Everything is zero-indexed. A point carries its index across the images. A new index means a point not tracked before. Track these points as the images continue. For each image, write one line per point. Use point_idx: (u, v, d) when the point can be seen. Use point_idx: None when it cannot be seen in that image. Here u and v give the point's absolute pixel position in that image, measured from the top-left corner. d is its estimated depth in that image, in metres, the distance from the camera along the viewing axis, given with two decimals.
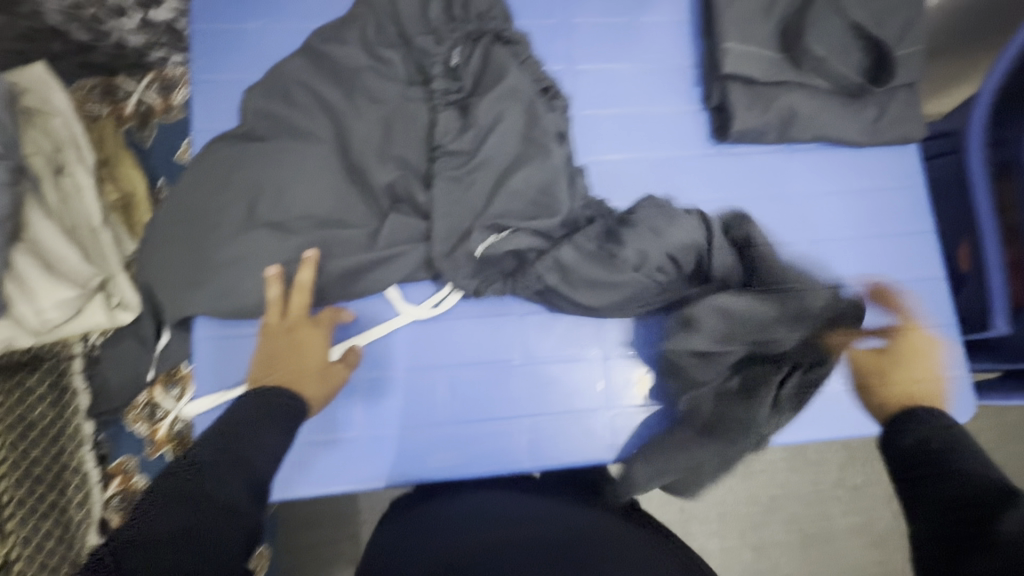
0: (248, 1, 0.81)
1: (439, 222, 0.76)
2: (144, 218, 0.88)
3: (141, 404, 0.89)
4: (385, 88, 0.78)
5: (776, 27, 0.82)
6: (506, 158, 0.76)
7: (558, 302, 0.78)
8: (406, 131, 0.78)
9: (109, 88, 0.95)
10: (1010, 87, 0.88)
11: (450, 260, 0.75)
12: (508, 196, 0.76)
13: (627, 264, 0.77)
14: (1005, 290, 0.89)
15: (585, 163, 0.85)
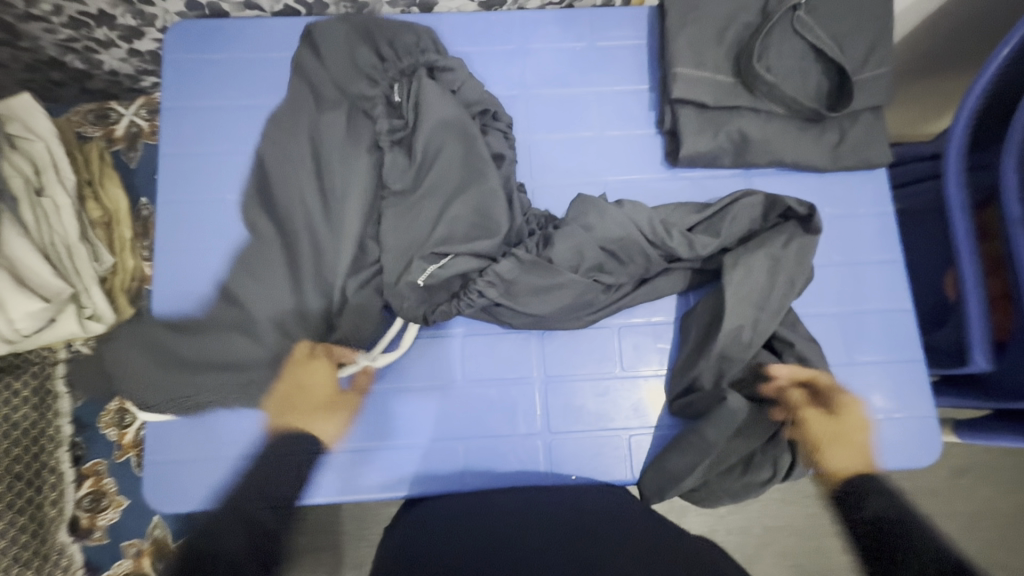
0: (214, 32, 0.86)
1: (388, 255, 0.77)
2: (124, 235, 0.95)
3: (113, 409, 0.94)
4: (334, 116, 0.81)
5: (729, 51, 0.81)
6: (448, 186, 0.77)
7: (504, 317, 0.77)
8: (351, 156, 0.80)
9: (103, 112, 1.03)
10: (991, 109, 0.84)
11: (394, 293, 0.75)
12: (445, 224, 0.76)
13: (565, 265, 0.76)
14: (984, 323, 0.83)
15: (535, 186, 0.85)
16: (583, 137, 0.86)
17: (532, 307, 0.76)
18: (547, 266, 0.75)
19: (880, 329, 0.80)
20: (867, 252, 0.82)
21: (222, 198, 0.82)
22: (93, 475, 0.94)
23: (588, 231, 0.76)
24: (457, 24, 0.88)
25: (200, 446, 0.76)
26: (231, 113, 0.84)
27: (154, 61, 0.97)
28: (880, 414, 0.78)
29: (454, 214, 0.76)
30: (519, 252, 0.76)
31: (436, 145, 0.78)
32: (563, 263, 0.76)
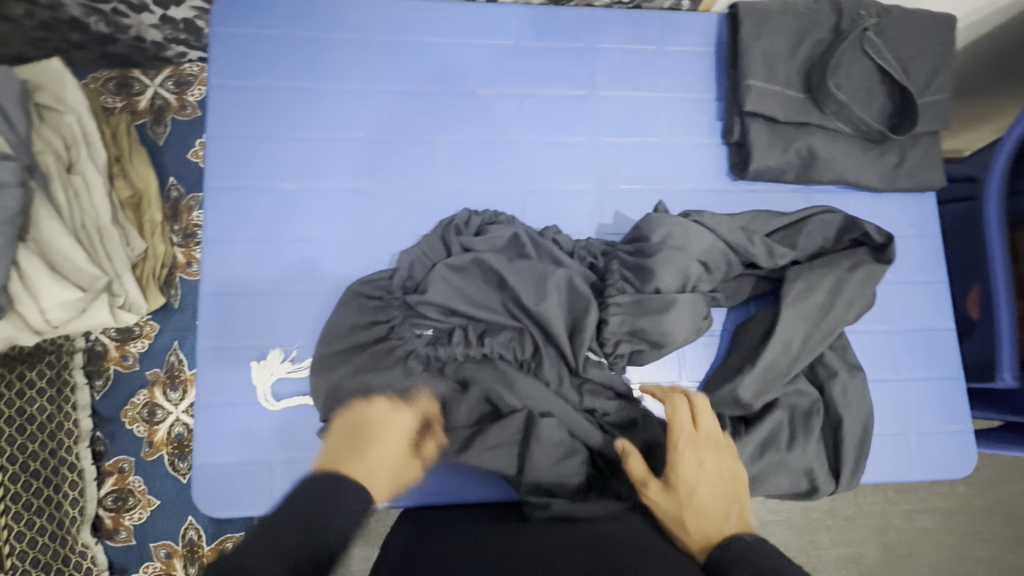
0: (268, 6, 0.79)
1: (487, 361, 0.72)
2: (155, 217, 0.88)
3: (141, 403, 0.88)
4: (385, 138, 0.80)
5: (800, 67, 0.81)
6: (503, 264, 0.73)
7: (634, 355, 0.73)
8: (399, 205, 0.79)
9: (125, 81, 0.95)
10: None
11: (529, 391, 0.71)
12: (547, 322, 0.72)
13: (670, 290, 0.72)
14: (1014, 343, 0.87)
15: (602, 191, 0.83)
16: (648, 142, 0.85)
17: (669, 336, 0.71)
18: (656, 298, 0.71)
19: (922, 346, 0.84)
20: (913, 272, 0.86)
21: (275, 188, 0.77)
22: (116, 472, 0.88)
23: (684, 250, 0.73)
24: (526, 17, 0.85)
25: (260, 447, 0.72)
26: (284, 95, 0.78)
27: (188, 30, 0.90)
28: (920, 427, 0.82)
29: (551, 309, 0.71)
30: (615, 297, 0.72)
31: (482, 262, 0.73)
32: (667, 287, 0.72)
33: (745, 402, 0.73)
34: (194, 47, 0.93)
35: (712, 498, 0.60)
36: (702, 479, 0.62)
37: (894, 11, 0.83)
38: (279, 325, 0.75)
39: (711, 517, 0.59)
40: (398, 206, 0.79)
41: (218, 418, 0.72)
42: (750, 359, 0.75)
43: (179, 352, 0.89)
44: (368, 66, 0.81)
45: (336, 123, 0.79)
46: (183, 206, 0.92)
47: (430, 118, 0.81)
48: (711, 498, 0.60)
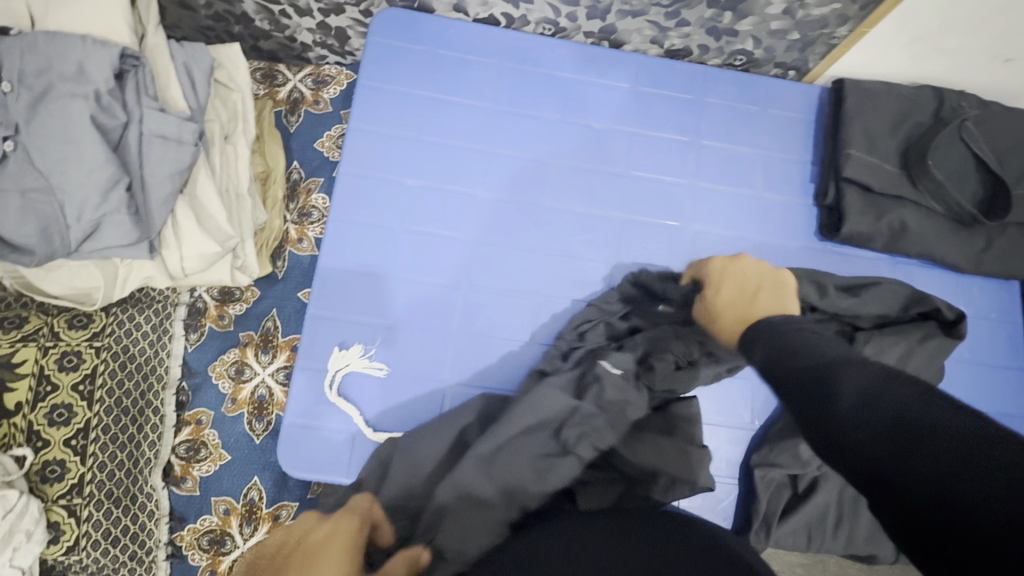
0: (421, 27, 0.89)
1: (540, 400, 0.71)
2: (277, 194, 0.96)
3: (230, 361, 0.94)
4: (500, 152, 0.87)
5: (899, 144, 0.86)
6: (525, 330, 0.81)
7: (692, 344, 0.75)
8: (507, 217, 0.85)
9: (270, 73, 1.06)
10: None
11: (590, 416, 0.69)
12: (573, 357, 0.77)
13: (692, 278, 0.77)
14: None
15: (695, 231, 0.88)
16: (744, 194, 0.90)
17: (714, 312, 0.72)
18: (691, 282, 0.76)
19: None
20: (991, 356, 0.86)
21: (400, 183, 0.84)
22: (193, 423, 0.92)
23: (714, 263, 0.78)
24: (644, 66, 0.92)
25: (346, 416, 0.76)
26: (421, 103, 0.87)
27: (337, 37, 1.00)
28: None
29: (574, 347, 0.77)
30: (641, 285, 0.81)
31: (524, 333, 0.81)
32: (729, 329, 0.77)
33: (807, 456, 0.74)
34: (336, 52, 1.04)
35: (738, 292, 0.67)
36: (736, 286, 0.69)
37: (993, 107, 0.88)
38: (381, 308, 0.80)
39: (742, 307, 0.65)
40: (504, 215, 0.85)
41: (315, 381, 0.77)
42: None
43: (276, 319, 0.95)
44: (498, 89, 0.89)
45: (463, 134, 0.87)
46: (301, 188, 0.99)
47: (545, 140, 0.88)
48: (728, 293, 0.68)
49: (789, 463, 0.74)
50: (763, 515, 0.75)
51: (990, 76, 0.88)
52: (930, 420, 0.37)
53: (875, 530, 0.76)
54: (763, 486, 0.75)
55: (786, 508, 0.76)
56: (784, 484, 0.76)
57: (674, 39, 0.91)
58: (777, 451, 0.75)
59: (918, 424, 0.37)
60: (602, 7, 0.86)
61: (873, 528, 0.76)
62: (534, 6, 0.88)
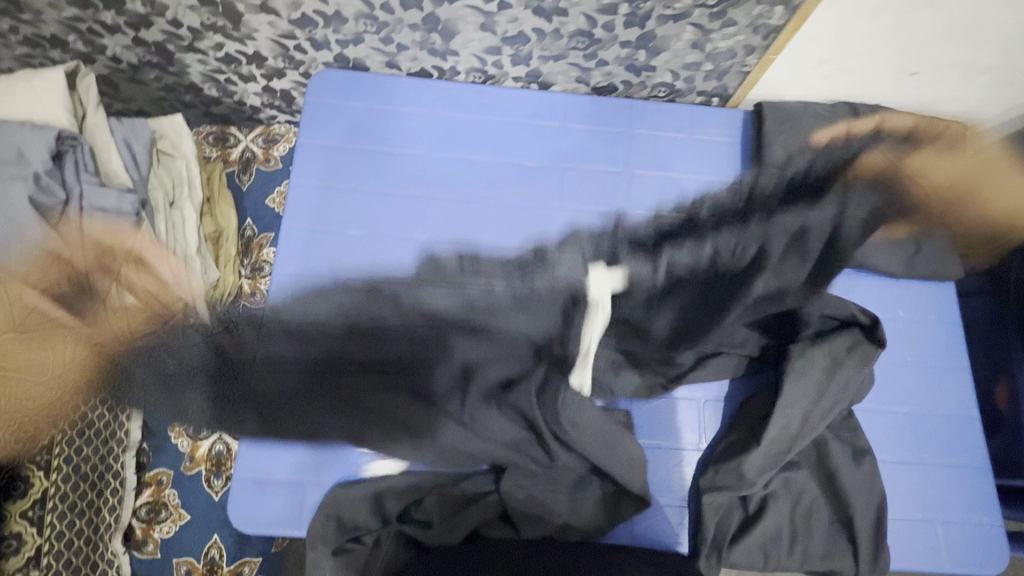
0: (356, 84, 0.94)
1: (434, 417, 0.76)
2: (229, 251, 0.99)
3: (189, 419, 0.95)
4: (438, 196, 0.90)
5: (820, 160, 0.90)
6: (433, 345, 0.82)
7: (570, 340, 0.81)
8: (447, 257, 0.87)
9: (222, 135, 1.10)
10: None
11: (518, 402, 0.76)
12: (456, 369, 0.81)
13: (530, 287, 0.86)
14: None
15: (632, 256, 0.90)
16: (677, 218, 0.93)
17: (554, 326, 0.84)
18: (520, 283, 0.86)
19: (944, 432, 0.84)
20: (933, 357, 0.88)
21: (341, 234, 0.87)
22: (154, 485, 0.92)
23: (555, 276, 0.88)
24: (572, 104, 0.97)
25: (294, 468, 0.77)
26: (360, 155, 0.91)
27: (282, 98, 1.05)
28: (946, 515, 0.80)
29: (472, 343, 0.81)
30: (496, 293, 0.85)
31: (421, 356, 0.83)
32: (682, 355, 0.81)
33: (749, 474, 0.75)
34: (284, 112, 1.08)
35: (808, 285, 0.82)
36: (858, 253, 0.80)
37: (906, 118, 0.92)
38: (325, 359, 0.81)
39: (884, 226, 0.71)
40: (444, 256, 0.88)
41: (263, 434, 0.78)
42: (748, 440, 0.77)
43: None
44: (433, 136, 0.93)
45: (402, 182, 0.90)
46: (254, 244, 1.03)
47: (480, 181, 0.92)
48: None
49: (733, 482, 0.75)
50: (715, 540, 0.75)
51: (899, 90, 0.92)
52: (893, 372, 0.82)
53: (831, 545, 0.76)
54: (713, 511, 0.75)
55: (736, 528, 0.76)
56: (733, 507, 0.76)
57: (598, 78, 0.96)
58: (721, 474, 0.76)
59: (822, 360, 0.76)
60: (524, 54, 0.91)
61: (829, 543, 0.76)
62: (460, 58, 0.92)
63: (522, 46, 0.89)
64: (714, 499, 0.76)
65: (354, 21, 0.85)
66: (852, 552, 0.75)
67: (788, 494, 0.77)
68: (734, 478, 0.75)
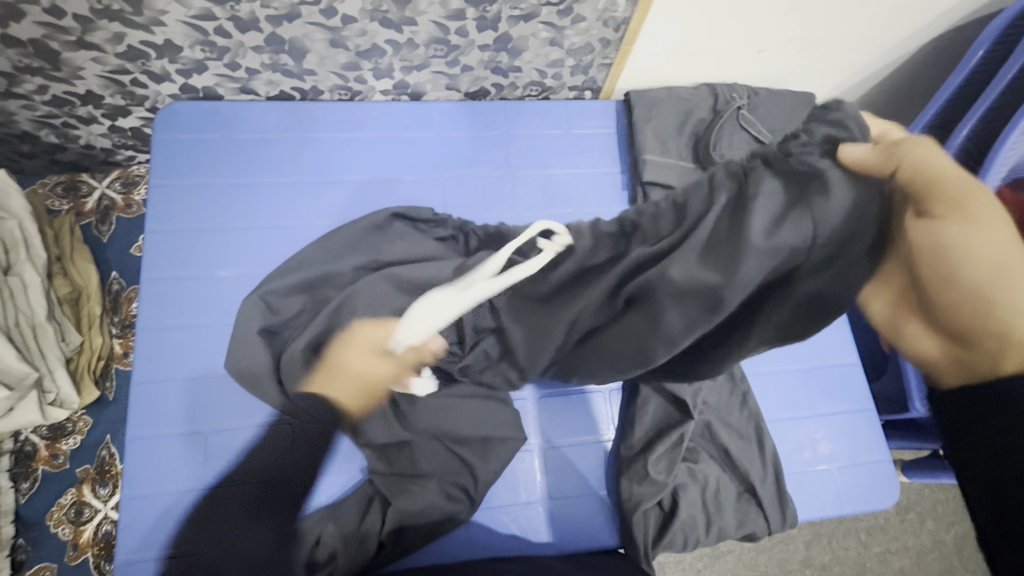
0: (210, 113, 0.88)
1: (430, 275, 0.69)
2: (94, 310, 0.91)
3: (68, 503, 0.85)
4: (316, 222, 0.86)
5: (688, 141, 0.93)
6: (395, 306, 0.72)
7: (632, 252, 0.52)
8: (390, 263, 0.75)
9: (73, 185, 1.00)
10: None
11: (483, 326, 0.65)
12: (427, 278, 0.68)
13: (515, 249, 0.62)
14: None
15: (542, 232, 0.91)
16: (564, 213, 0.93)
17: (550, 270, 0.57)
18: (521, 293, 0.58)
19: (831, 382, 0.90)
20: None
21: (212, 276, 0.81)
22: None
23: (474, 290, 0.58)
24: (445, 111, 0.95)
25: (193, 538, 0.71)
26: (225, 189, 0.85)
27: (136, 137, 0.96)
28: (841, 460, 0.86)
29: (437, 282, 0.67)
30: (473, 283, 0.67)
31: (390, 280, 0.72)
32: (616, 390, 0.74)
33: (654, 474, 0.77)
34: (142, 151, 0.99)
35: (882, 316, 0.39)
36: (966, 252, 0.34)
37: (761, 93, 0.96)
38: (217, 412, 0.76)
39: (906, 295, 0.38)
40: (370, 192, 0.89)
41: (158, 508, 0.72)
42: (655, 435, 0.78)
43: (111, 446, 0.88)
44: (302, 161, 0.89)
45: (271, 214, 0.85)
46: (123, 298, 0.95)
47: (362, 203, 0.88)
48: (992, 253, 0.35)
49: (640, 479, 0.77)
50: (641, 546, 0.76)
51: (752, 66, 0.95)
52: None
53: (742, 514, 0.79)
54: (633, 509, 0.76)
55: (657, 519, 0.78)
56: (651, 507, 0.78)
57: (467, 83, 0.95)
58: (641, 483, 0.77)
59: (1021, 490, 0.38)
60: (384, 67, 0.88)
61: (741, 512, 0.79)
62: (319, 77, 0.88)
63: (380, 59, 0.86)
64: (629, 497, 0.77)
65: (191, 49, 0.79)
66: (762, 516, 0.78)
67: (698, 474, 0.79)
68: (640, 475, 0.78)
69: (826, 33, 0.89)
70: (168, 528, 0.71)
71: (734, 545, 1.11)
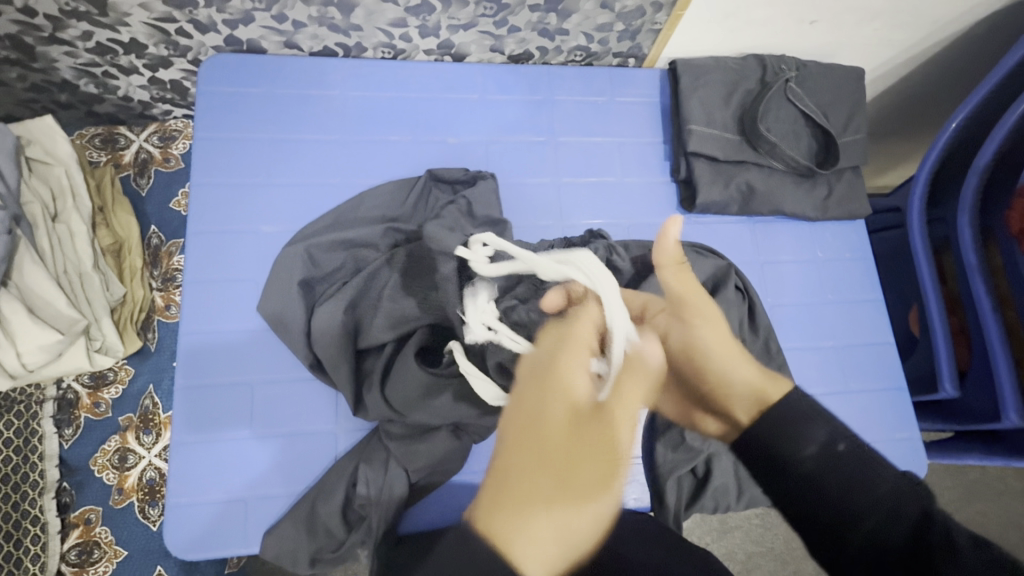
0: (254, 67, 0.87)
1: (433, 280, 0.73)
2: (134, 263, 0.92)
3: (111, 450, 0.87)
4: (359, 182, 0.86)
5: (734, 112, 0.92)
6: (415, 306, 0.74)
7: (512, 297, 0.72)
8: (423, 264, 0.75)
9: (110, 136, 0.99)
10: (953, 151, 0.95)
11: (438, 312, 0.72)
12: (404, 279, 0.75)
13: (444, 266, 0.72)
14: (1014, 381, 0.83)
15: (582, 200, 0.91)
16: (605, 181, 0.93)
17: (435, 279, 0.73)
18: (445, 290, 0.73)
19: (862, 361, 0.90)
20: (850, 292, 0.94)
21: (257, 231, 0.82)
22: (82, 524, 0.83)
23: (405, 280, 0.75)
24: (489, 74, 0.94)
25: (240, 482, 0.73)
26: (267, 145, 0.85)
27: (174, 90, 0.95)
28: (871, 437, 0.86)
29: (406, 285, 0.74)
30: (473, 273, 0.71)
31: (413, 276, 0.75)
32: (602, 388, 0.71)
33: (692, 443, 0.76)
34: (180, 105, 0.98)
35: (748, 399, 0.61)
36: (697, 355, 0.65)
37: (810, 66, 0.95)
38: (259, 364, 0.77)
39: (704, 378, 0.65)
40: (415, 152, 0.89)
41: (204, 451, 0.74)
42: None
43: (154, 396, 0.90)
44: (345, 119, 0.88)
45: (316, 171, 0.85)
46: (163, 252, 0.96)
47: (403, 163, 0.88)
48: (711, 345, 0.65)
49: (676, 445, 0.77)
50: (673, 511, 0.78)
51: (803, 38, 0.94)
52: (860, 467, 0.52)
53: None
54: (669, 476, 0.78)
55: (688, 483, 0.80)
56: (685, 473, 0.79)
57: (513, 45, 0.93)
58: (676, 451, 0.77)
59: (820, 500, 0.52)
60: (431, 25, 0.87)
61: None
62: (364, 33, 0.87)
63: (428, 16, 0.85)
64: (665, 464, 0.78)
65: None
66: None
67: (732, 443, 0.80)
68: (677, 442, 0.77)
69: (882, 6, 0.87)
70: (215, 471, 0.73)
71: (747, 520, 1.13)
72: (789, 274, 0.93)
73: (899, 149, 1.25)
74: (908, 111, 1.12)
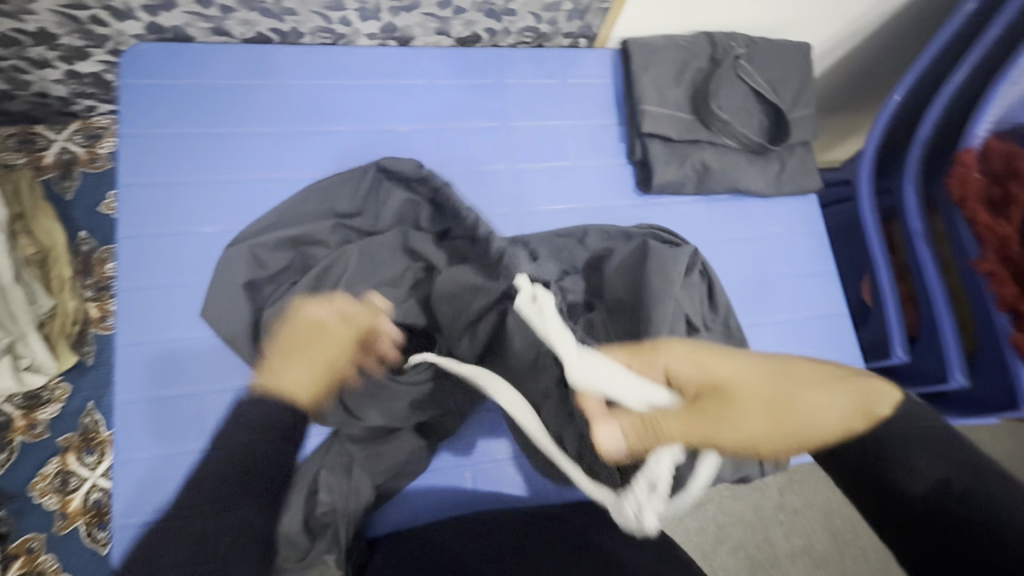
0: (181, 57, 0.81)
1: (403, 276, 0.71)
2: (63, 272, 0.86)
3: (51, 473, 0.82)
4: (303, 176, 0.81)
5: (687, 91, 0.91)
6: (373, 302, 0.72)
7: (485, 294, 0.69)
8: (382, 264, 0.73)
9: (27, 137, 0.92)
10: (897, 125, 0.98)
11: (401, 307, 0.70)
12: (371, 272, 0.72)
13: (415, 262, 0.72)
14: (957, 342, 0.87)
15: (538, 186, 0.89)
16: (560, 165, 0.91)
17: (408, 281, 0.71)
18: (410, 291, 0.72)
19: (818, 334, 0.92)
20: (804, 266, 0.96)
21: (196, 233, 0.77)
22: (23, 555, 0.78)
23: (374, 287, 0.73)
24: (436, 57, 0.90)
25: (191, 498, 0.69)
26: (201, 141, 0.80)
27: (95, 83, 0.88)
28: None
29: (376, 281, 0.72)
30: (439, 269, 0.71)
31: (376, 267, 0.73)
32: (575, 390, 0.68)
33: None
34: (104, 100, 0.91)
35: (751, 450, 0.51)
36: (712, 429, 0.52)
37: (758, 42, 0.95)
38: (206, 373, 0.73)
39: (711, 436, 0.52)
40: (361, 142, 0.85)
41: (152, 468, 0.69)
42: None
43: (95, 414, 0.85)
44: (285, 110, 0.83)
45: (256, 166, 0.80)
46: (94, 260, 0.91)
47: (349, 154, 0.84)
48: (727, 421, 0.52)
49: None
50: None
51: (751, 13, 0.93)
52: (987, 495, 0.43)
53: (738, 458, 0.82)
54: None
55: None
56: None
57: (459, 27, 0.90)
58: None
59: (940, 520, 0.44)
60: (371, 7, 0.82)
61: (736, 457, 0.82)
62: (300, 17, 0.82)
63: None
64: None
65: None
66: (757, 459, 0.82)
67: None
68: None
69: None
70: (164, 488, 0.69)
71: (714, 494, 1.16)
72: (745, 251, 0.94)
73: (847, 123, 1.27)
74: (855, 85, 1.14)
